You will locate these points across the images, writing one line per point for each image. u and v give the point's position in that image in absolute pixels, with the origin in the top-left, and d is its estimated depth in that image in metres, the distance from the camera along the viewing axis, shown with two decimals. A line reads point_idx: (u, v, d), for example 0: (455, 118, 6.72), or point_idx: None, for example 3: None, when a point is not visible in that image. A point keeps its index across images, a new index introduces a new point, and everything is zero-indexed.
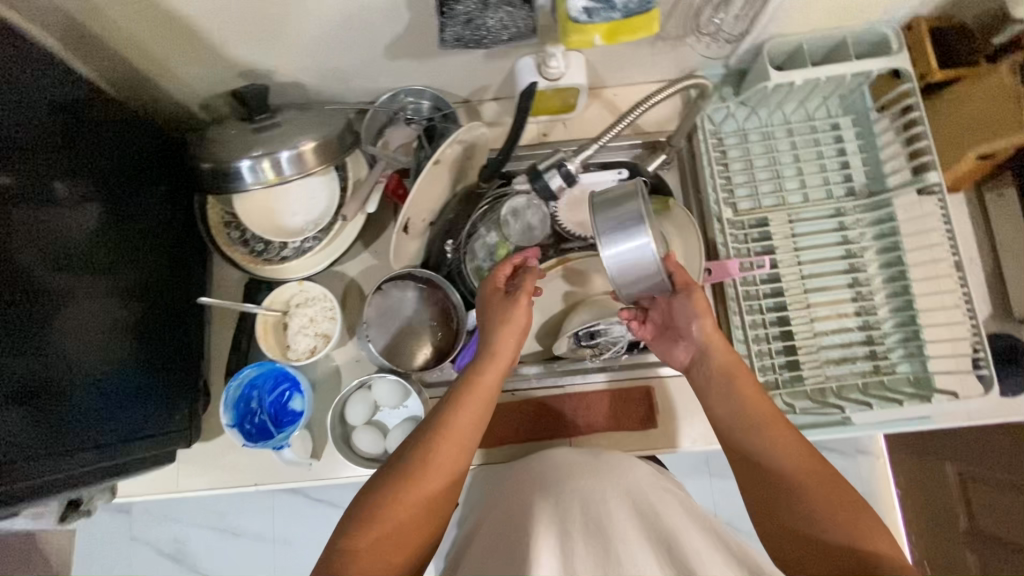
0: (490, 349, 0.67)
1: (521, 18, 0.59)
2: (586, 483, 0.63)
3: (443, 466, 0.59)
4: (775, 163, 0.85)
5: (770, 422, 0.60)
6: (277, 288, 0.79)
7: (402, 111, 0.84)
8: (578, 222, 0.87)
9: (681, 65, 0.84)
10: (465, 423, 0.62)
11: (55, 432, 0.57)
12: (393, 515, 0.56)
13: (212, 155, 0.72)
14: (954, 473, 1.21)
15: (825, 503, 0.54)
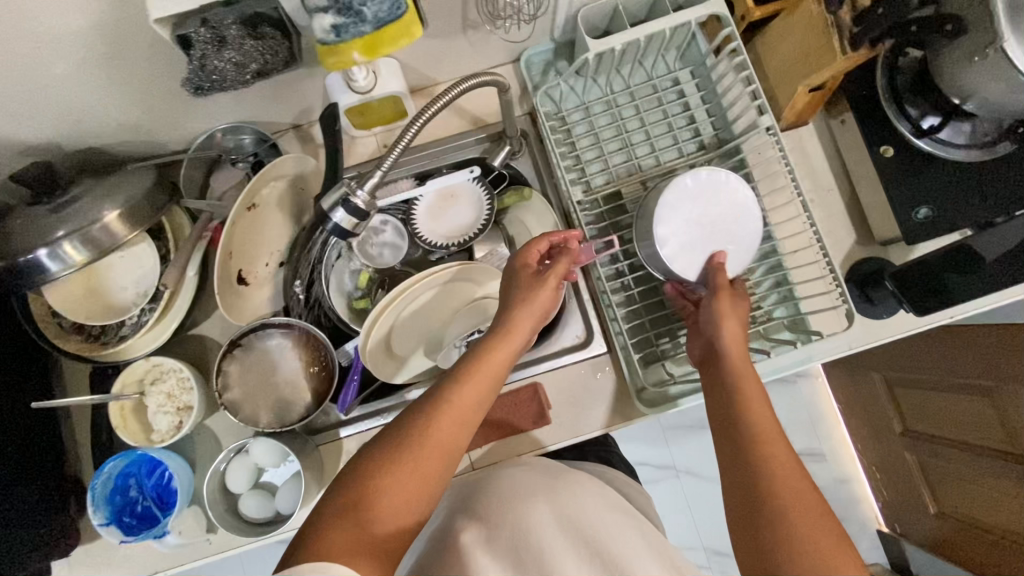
0: (507, 327, 0.64)
1: (270, 49, 0.59)
2: (540, 509, 0.63)
3: (443, 443, 0.55)
4: (624, 131, 0.83)
5: (759, 405, 0.56)
6: (125, 369, 0.74)
7: (224, 154, 0.80)
8: (439, 232, 0.84)
9: (505, 49, 0.80)
10: (471, 404, 0.58)
11: None
12: (389, 484, 0.52)
13: (4, 250, 0.65)
14: (881, 379, 1.20)
15: (811, 523, 0.48)
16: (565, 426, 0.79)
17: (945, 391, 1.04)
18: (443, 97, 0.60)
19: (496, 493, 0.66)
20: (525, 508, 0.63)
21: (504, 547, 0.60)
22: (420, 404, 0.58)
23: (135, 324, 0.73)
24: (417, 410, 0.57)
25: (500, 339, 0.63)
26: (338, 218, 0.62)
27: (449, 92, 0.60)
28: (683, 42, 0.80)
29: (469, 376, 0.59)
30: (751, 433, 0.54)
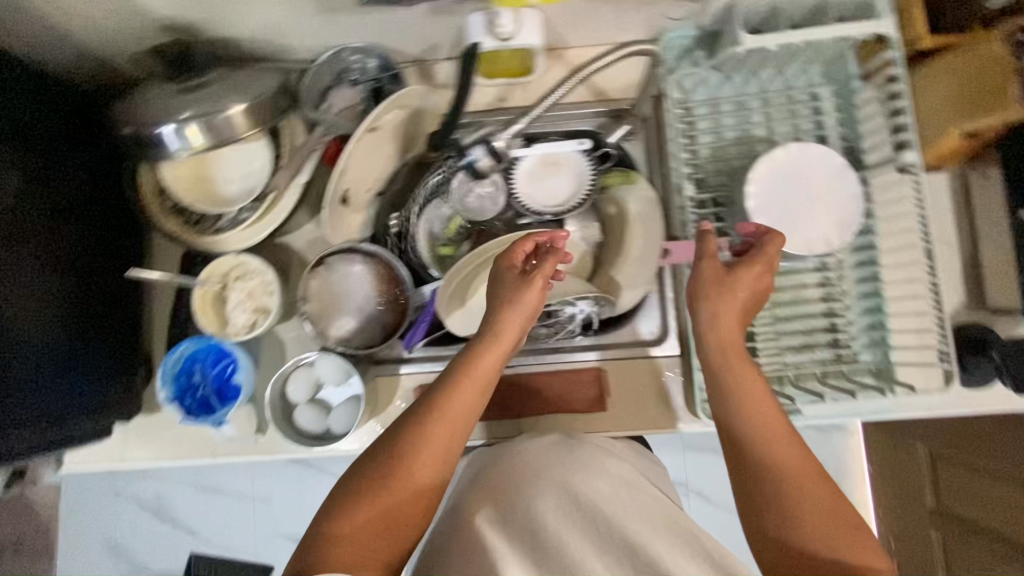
0: (494, 334, 0.62)
1: None
2: (550, 480, 0.57)
3: (438, 455, 0.54)
4: (748, 137, 0.80)
5: (769, 413, 0.53)
6: (214, 260, 0.76)
7: (347, 72, 0.79)
8: (537, 197, 0.82)
9: (649, 26, 0.77)
10: (462, 410, 0.57)
11: None
12: (366, 513, 0.51)
13: (133, 118, 0.66)
14: (925, 453, 1.11)
15: (821, 517, 0.48)
16: (619, 418, 0.77)
17: (998, 481, 0.98)
18: (594, 62, 0.72)
19: (495, 480, 0.61)
20: (532, 485, 0.58)
21: (512, 530, 0.55)
22: (401, 422, 0.57)
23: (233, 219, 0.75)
24: (395, 431, 0.56)
25: (487, 342, 0.61)
26: (476, 153, 0.78)
27: (608, 53, 0.72)
28: (834, 56, 0.75)
29: (459, 384, 0.58)
30: (764, 448, 0.52)
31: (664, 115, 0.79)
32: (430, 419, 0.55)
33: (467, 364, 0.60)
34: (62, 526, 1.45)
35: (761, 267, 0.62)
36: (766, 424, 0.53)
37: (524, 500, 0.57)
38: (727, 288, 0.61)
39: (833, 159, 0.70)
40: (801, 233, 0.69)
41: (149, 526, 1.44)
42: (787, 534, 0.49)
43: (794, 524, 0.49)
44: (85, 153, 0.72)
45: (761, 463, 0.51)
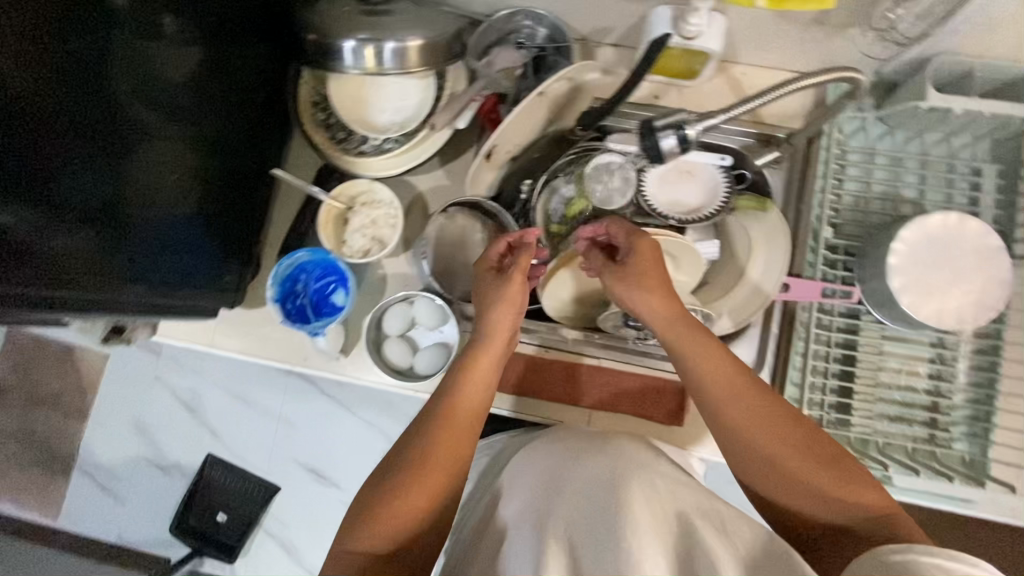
0: (487, 326, 0.69)
1: None
2: (573, 475, 0.59)
3: (460, 438, 0.60)
4: (893, 195, 0.78)
5: (735, 390, 0.57)
6: (347, 181, 0.78)
7: (515, 34, 0.78)
8: (666, 201, 0.81)
9: (828, 60, 0.75)
10: (472, 400, 0.63)
11: (108, 256, 0.61)
12: (416, 492, 0.55)
13: (320, 27, 0.68)
14: None
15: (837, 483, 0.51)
16: (690, 433, 0.78)
17: None
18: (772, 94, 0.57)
19: (517, 487, 0.62)
20: (553, 483, 0.59)
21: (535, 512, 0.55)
22: (429, 409, 0.62)
23: (376, 147, 0.77)
24: (423, 416, 0.62)
25: (486, 335, 0.69)
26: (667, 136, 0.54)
27: (784, 86, 0.57)
28: (1011, 137, 0.73)
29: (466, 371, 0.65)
30: (744, 425, 0.55)
31: (817, 152, 0.78)
32: (454, 399, 0.63)
33: (475, 349, 0.68)
34: (98, 394, 1.50)
35: (652, 239, 0.69)
36: (738, 402, 0.56)
37: (555, 484, 0.59)
38: (642, 280, 0.67)
39: (987, 239, 0.68)
40: (934, 302, 0.67)
41: (177, 417, 1.48)
42: (795, 494, 0.53)
43: (800, 481, 0.52)
44: (262, 48, 0.75)
45: (744, 442, 0.55)
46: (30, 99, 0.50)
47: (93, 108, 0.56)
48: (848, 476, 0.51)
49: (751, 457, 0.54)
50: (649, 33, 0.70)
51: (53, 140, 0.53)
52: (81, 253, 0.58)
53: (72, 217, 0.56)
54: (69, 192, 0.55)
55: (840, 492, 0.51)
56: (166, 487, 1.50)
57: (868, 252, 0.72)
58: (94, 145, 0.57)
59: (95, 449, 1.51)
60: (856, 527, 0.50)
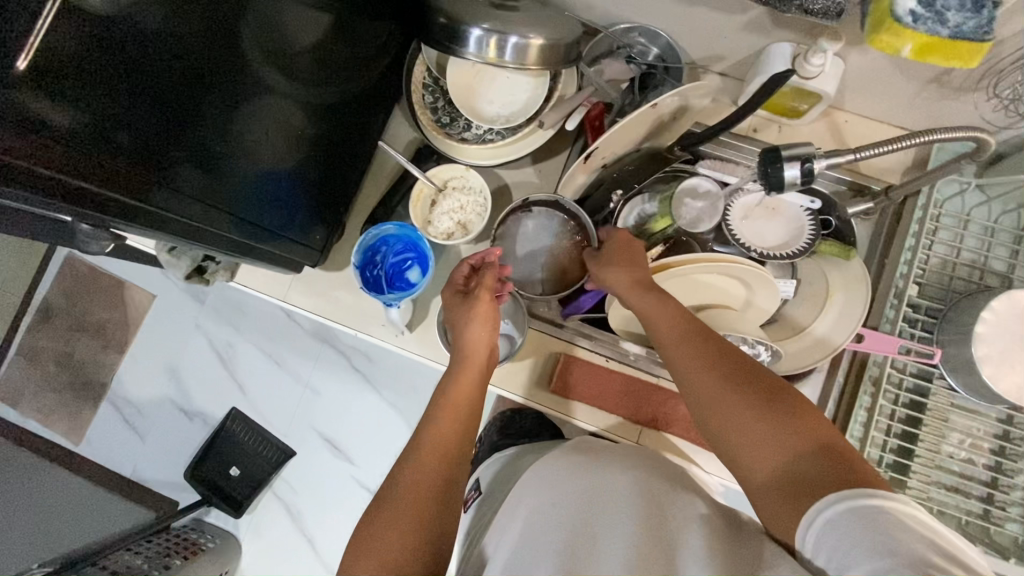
0: (462, 347, 0.70)
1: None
2: (583, 484, 0.58)
3: (448, 438, 0.61)
4: (981, 265, 0.77)
5: (697, 345, 0.59)
6: (442, 165, 0.81)
7: (627, 49, 0.80)
8: (752, 234, 0.81)
9: (938, 121, 0.75)
10: (457, 397, 0.65)
11: (212, 200, 0.61)
12: (406, 510, 0.55)
13: (451, 11, 0.70)
14: None
15: (805, 443, 0.49)
16: None
17: None
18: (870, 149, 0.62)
19: (532, 495, 0.61)
20: (567, 488, 0.59)
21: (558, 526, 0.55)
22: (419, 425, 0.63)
23: (478, 136, 0.80)
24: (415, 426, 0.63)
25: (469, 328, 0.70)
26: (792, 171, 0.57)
27: (886, 143, 0.62)
28: None
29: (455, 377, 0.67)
30: (700, 377, 0.56)
31: (911, 210, 0.77)
32: (442, 406, 0.64)
33: (459, 349, 0.70)
34: (142, 331, 1.55)
35: (627, 233, 0.73)
36: (696, 358, 0.58)
37: (566, 493, 0.58)
38: (611, 261, 0.70)
39: None
40: (1014, 376, 0.67)
41: (212, 366, 1.52)
42: (745, 445, 0.52)
43: (746, 428, 0.52)
44: (385, 25, 0.78)
45: (703, 394, 0.56)
46: (180, 34, 0.51)
47: (227, 55, 0.56)
48: (792, 417, 0.51)
49: (706, 412, 0.55)
50: (767, 67, 0.71)
51: (192, 76, 0.53)
52: (189, 194, 0.58)
53: (186, 158, 0.56)
54: (188, 133, 0.55)
55: (783, 434, 0.50)
56: (186, 432, 1.52)
57: (952, 317, 0.71)
58: (218, 91, 0.57)
59: (126, 384, 1.55)
60: (801, 467, 0.48)
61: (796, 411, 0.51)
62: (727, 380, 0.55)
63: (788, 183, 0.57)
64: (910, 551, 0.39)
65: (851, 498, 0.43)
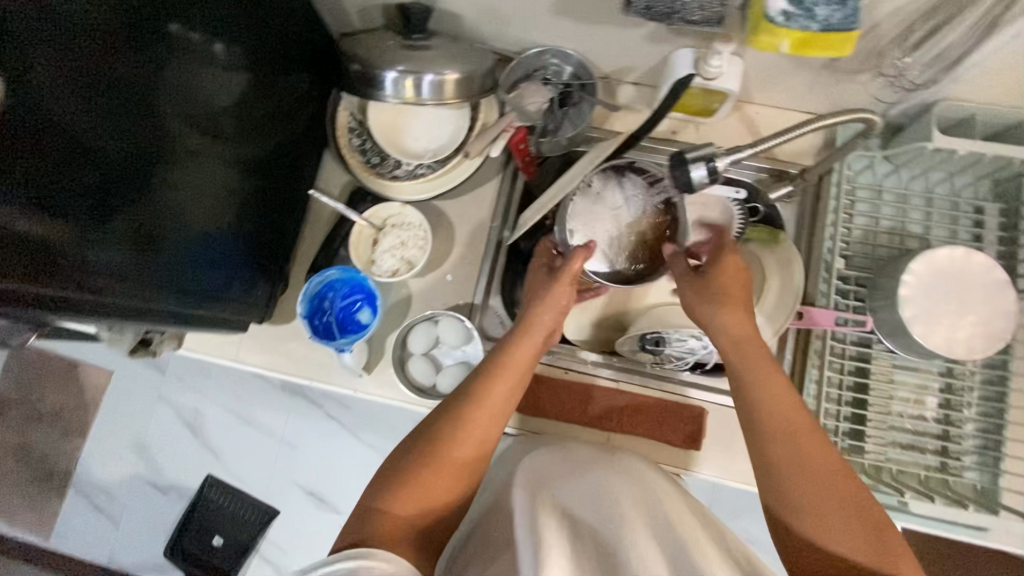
0: (524, 329, 0.72)
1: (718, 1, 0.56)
2: (602, 477, 0.64)
3: (475, 436, 0.64)
4: (901, 230, 0.81)
5: (793, 435, 0.57)
6: (378, 204, 0.81)
7: (542, 71, 0.83)
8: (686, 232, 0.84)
9: (838, 103, 0.80)
10: (495, 408, 0.66)
11: (152, 269, 0.62)
12: (411, 500, 0.59)
13: (364, 58, 0.72)
14: None
15: (857, 532, 0.51)
16: (708, 459, 0.79)
17: None
18: (796, 131, 0.62)
19: (539, 476, 0.67)
20: (586, 478, 0.64)
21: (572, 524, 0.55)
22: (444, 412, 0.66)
23: (410, 172, 0.81)
24: (443, 416, 0.65)
25: (520, 335, 0.72)
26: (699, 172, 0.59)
27: (812, 123, 0.62)
28: (1010, 178, 0.77)
29: (491, 381, 0.67)
30: (790, 466, 0.56)
31: (828, 187, 0.81)
32: (469, 401, 0.66)
33: (501, 368, 0.69)
34: (101, 410, 1.49)
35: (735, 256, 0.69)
36: (788, 441, 0.57)
37: (581, 482, 0.64)
38: (720, 298, 0.67)
39: (994, 274, 0.71)
40: (944, 331, 0.70)
41: (180, 434, 1.47)
42: (809, 537, 0.53)
43: (816, 529, 0.53)
44: (302, 78, 0.81)
45: (783, 474, 0.56)
46: (97, 113, 0.53)
47: (145, 125, 0.58)
48: (873, 541, 0.51)
49: (784, 488, 0.55)
50: (672, 72, 0.75)
51: (105, 152, 0.54)
52: (128, 265, 0.59)
53: (121, 231, 0.57)
54: (121, 206, 0.57)
55: (852, 553, 0.51)
56: (162, 508, 1.46)
57: (881, 283, 0.75)
58: (142, 160, 0.59)
59: (92, 468, 1.48)
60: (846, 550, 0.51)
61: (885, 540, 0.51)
62: (817, 481, 0.54)
63: (697, 184, 0.59)
64: None
65: None
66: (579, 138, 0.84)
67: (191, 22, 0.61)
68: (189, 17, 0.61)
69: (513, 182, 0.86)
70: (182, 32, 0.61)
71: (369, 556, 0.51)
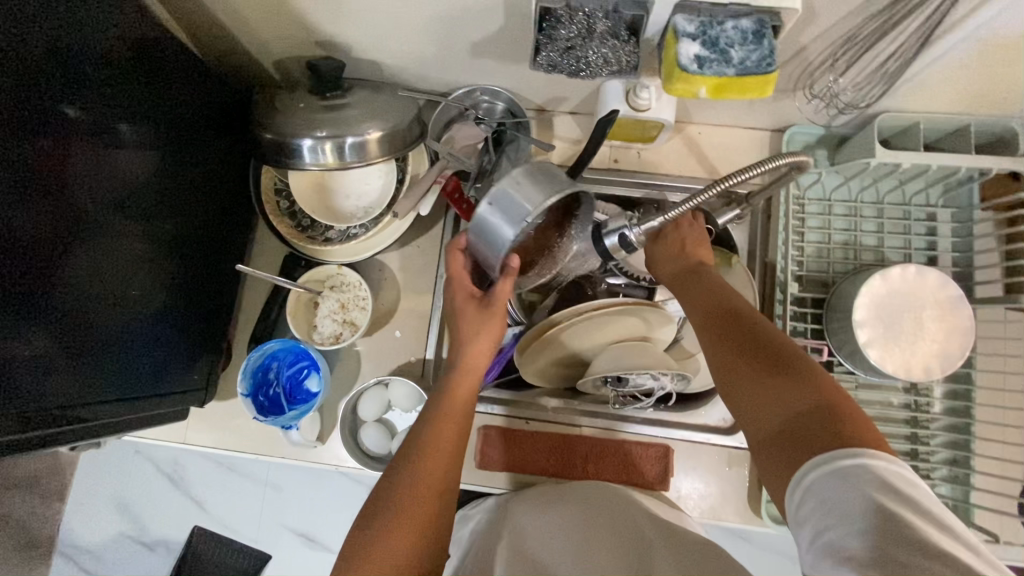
0: (464, 364, 0.63)
1: (625, 52, 0.56)
2: (574, 522, 0.65)
3: (433, 484, 0.54)
4: (855, 243, 0.79)
5: (720, 314, 0.55)
6: (314, 267, 0.78)
7: (473, 109, 0.80)
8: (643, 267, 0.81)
9: (779, 117, 0.77)
10: (449, 445, 0.57)
11: (74, 368, 0.59)
12: (380, 575, 0.48)
13: (275, 126, 0.68)
14: None
15: (789, 388, 0.46)
16: (676, 498, 0.77)
17: None
18: (733, 180, 0.57)
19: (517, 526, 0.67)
20: (560, 521, 0.65)
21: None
22: (390, 473, 0.55)
23: (342, 233, 0.77)
24: (396, 474, 0.55)
25: (457, 378, 0.62)
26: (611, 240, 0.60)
27: (748, 171, 0.57)
28: (959, 183, 0.75)
29: (441, 423, 0.59)
30: (717, 337, 0.53)
31: (777, 206, 0.79)
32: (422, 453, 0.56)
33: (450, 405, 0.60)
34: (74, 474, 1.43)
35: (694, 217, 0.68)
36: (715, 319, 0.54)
37: (555, 529, 0.64)
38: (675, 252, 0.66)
39: (947, 289, 0.69)
40: (901, 353, 0.68)
41: (159, 488, 1.42)
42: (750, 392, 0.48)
43: (751, 382, 0.48)
44: (221, 144, 0.77)
45: (718, 351, 0.53)
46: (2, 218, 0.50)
47: (52, 221, 0.55)
48: (801, 380, 0.46)
49: (724, 358, 0.52)
50: (602, 106, 0.71)
51: (19, 245, 0.51)
52: (44, 369, 0.55)
53: (35, 328, 0.54)
54: (37, 305, 0.54)
55: (790, 391, 0.46)
56: (149, 565, 1.42)
57: (837, 304, 0.72)
58: (51, 259, 0.55)
59: (75, 531, 1.43)
60: (794, 420, 0.44)
61: (809, 378, 0.46)
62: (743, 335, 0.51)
63: (612, 251, 0.61)
64: (856, 510, 0.38)
65: (835, 456, 0.40)
66: None
67: (90, 105, 0.58)
68: (87, 100, 0.57)
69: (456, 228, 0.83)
70: (80, 116, 0.57)
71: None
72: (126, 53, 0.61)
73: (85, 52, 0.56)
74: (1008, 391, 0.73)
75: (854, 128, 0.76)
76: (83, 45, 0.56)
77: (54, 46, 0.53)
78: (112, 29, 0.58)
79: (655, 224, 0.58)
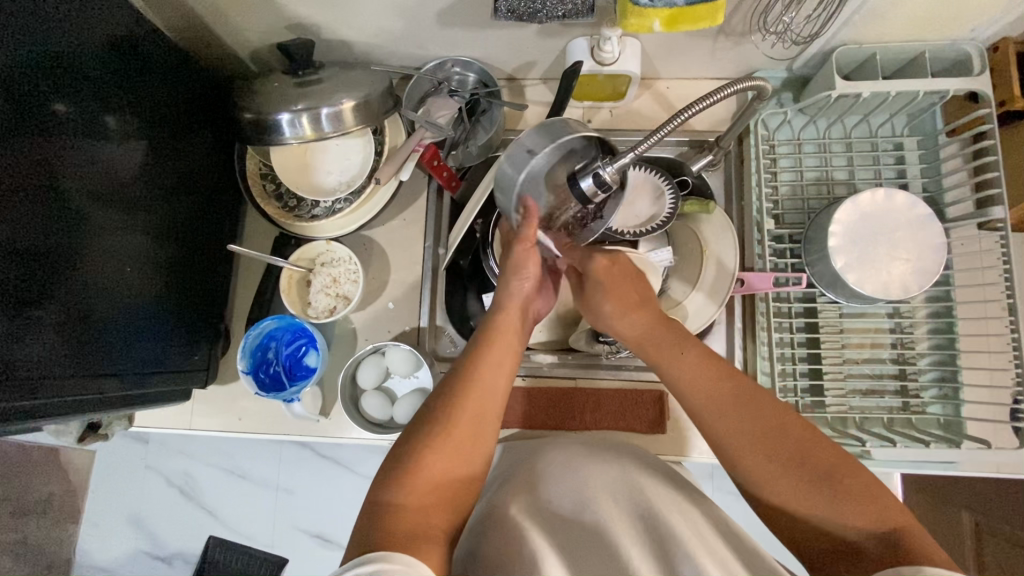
0: (502, 303, 0.66)
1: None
2: (596, 471, 0.62)
3: (480, 418, 0.56)
4: (827, 179, 0.81)
5: (737, 403, 0.52)
6: (304, 245, 0.80)
7: (447, 82, 0.82)
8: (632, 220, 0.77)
9: (742, 64, 0.80)
10: (493, 378, 0.59)
11: (83, 354, 0.61)
12: (420, 493, 0.51)
13: (254, 105, 0.71)
14: (970, 523, 1.04)
15: (832, 503, 0.46)
16: (675, 441, 0.79)
17: None
18: (693, 109, 0.59)
19: (538, 473, 0.64)
20: (588, 468, 0.62)
21: (562, 529, 0.56)
22: (435, 396, 0.58)
23: (328, 208, 0.79)
24: (438, 398, 0.57)
25: (495, 315, 0.65)
26: (587, 183, 0.60)
27: (711, 97, 0.59)
28: (922, 110, 0.77)
29: (484, 354, 0.60)
30: (733, 434, 0.51)
31: (749, 148, 0.81)
32: (468, 383, 0.58)
33: (492, 341, 0.62)
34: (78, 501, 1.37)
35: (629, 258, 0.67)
36: (732, 409, 0.52)
37: (575, 478, 0.61)
38: (611, 293, 0.64)
39: (918, 210, 0.71)
40: (877, 275, 0.71)
41: (172, 503, 1.35)
42: (787, 512, 0.49)
43: (788, 505, 0.48)
44: (207, 132, 0.80)
45: (736, 448, 0.51)
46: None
47: (48, 216, 0.57)
48: (847, 506, 0.46)
49: (748, 474, 0.50)
50: (569, 62, 0.74)
51: (21, 250, 0.54)
52: (52, 357, 0.57)
53: (40, 326, 0.56)
54: (40, 305, 0.56)
55: (840, 515, 0.46)
56: None
57: (812, 236, 0.74)
58: (48, 250, 0.57)
59: (91, 549, 1.37)
60: (841, 532, 0.46)
61: (861, 493, 0.46)
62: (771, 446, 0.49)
63: (589, 194, 0.61)
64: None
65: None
66: (494, 142, 0.83)
67: (72, 98, 0.59)
68: (71, 94, 0.59)
69: (439, 200, 0.86)
70: (66, 111, 0.59)
71: (386, 557, 0.43)
72: (108, 44, 0.63)
73: (64, 47, 0.58)
74: (988, 304, 0.75)
75: (814, 67, 0.78)
76: (59, 34, 0.57)
77: (37, 44, 0.55)
78: (89, 22, 0.61)
79: (626, 161, 0.58)
